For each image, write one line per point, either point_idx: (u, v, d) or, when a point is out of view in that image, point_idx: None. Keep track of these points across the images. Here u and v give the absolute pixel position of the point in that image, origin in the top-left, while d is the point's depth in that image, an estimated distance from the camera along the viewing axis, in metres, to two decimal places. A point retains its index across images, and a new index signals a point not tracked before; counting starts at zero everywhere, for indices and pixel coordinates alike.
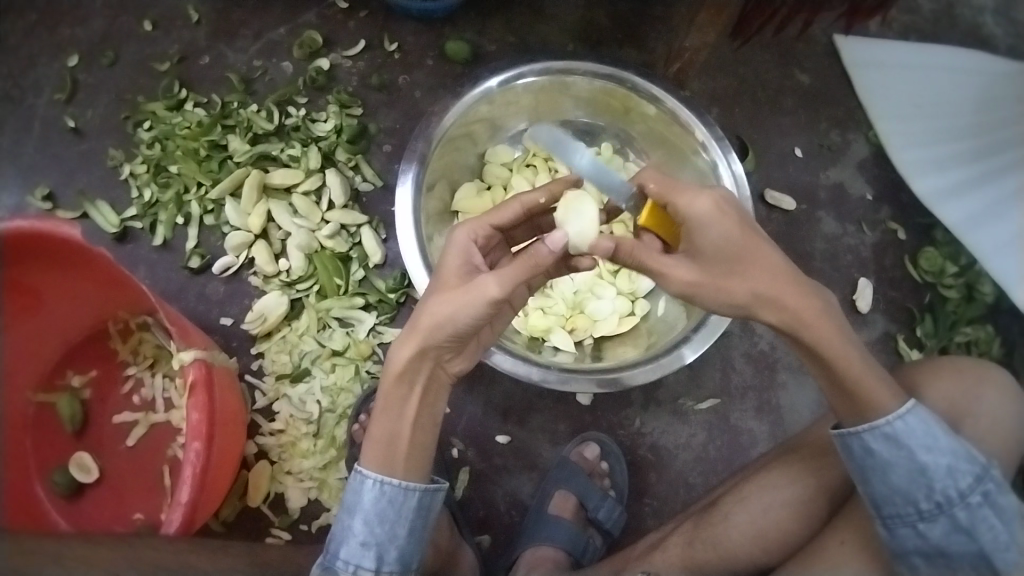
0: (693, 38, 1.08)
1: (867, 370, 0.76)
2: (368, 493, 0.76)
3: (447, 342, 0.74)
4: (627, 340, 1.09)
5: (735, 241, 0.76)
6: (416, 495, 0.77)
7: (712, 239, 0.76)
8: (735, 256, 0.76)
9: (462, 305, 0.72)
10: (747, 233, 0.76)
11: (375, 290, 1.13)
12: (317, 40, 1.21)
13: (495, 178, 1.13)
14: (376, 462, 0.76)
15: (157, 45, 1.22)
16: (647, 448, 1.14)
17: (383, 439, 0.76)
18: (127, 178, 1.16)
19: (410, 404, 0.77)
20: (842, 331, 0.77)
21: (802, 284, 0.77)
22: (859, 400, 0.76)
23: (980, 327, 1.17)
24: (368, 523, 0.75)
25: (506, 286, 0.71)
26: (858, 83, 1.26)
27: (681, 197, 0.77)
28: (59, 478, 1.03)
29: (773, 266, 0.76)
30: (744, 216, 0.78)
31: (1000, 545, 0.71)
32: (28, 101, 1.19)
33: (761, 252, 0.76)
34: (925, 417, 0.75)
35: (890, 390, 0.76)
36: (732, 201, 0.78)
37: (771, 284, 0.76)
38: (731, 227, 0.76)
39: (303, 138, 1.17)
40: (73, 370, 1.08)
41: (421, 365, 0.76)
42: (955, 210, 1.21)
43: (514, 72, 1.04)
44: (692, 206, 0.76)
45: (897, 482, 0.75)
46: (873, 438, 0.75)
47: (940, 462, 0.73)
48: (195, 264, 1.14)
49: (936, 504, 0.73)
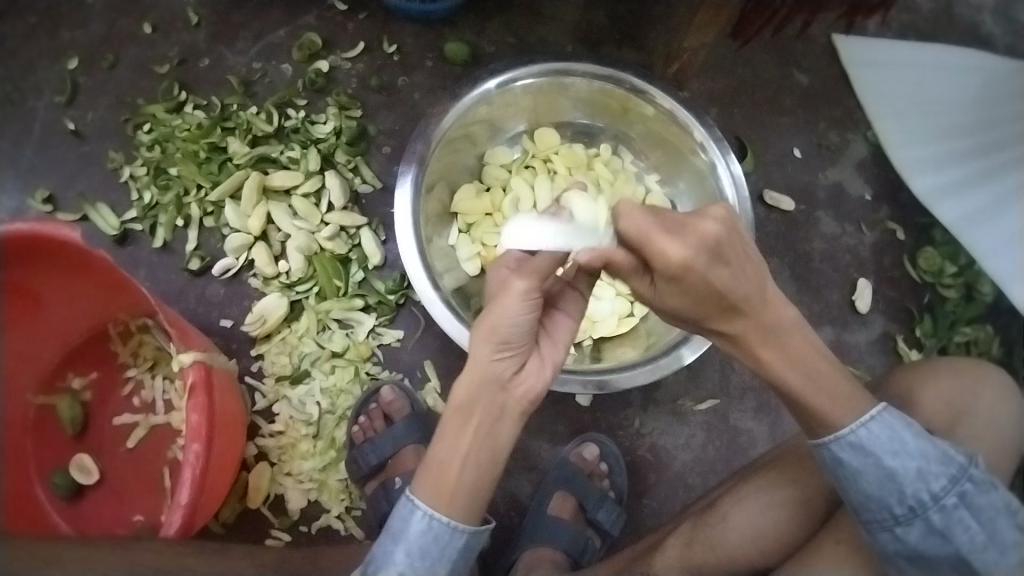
0: (692, 39, 1.08)
1: (807, 387, 0.74)
2: (416, 524, 0.73)
3: (499, 355, 0.72)
4: (626, 341, 1.10)
5: (699, 295, 0.69)
6: (463, 536, 0.74)
7: (680, 292, 0.69)
8: (710, 306, 0.69)
9: (501, 310, 0.70)
10: (713, 288, 0.68)
11: (374, 291, 1.13)
12: (316, 42, 1.21)
13: (494, 180, 1.13)
14: (429, 494, 0.73)
15: (156, 47, 1.22)
16: (646, 449, 1.14)
17: (434, 468, 0.73)
18: (127, 181, 1.17)
19: (468, 435, 0.72)
20: (788, 354, 0.74)
21: (760, 320, 0.72)
22: (814, 417, 0.76)
23: (979, 327, 1.18)
24: (410, 556, 0.73)
25: (531, 276, 0.70)
26: (857, 84, 1.27)
27: (650, 246, 0.66)
28: (60, 479, 1.03)
29: (736, 312, 0.70)
30: (727, 262, 0.68)
31: (976, 545, 0.71)
32: (28, 104, 1.19)
33: (730, 302, 0.69)
34: (891, 421, 0.74)
35: (835, 399, 0.75)
36: (717, 245, 0.67)
37: (738, 325, 0.72)
38: (695, 285, 0.67)
39: (302, 139, 1.17)
40: (74, 372, 1.08)
41: (480, 392, 0.72)
42: (953, 209, 1.21)
43: (511, 74, 1.05)
44: (661, 259, 0.66)
45: (869, 489, 0.74)
46: (840, 448, 0.75)
47: (909, 466, 0.73)
48: (195, 266, 1.14)
49: (909, 509, 0.73)
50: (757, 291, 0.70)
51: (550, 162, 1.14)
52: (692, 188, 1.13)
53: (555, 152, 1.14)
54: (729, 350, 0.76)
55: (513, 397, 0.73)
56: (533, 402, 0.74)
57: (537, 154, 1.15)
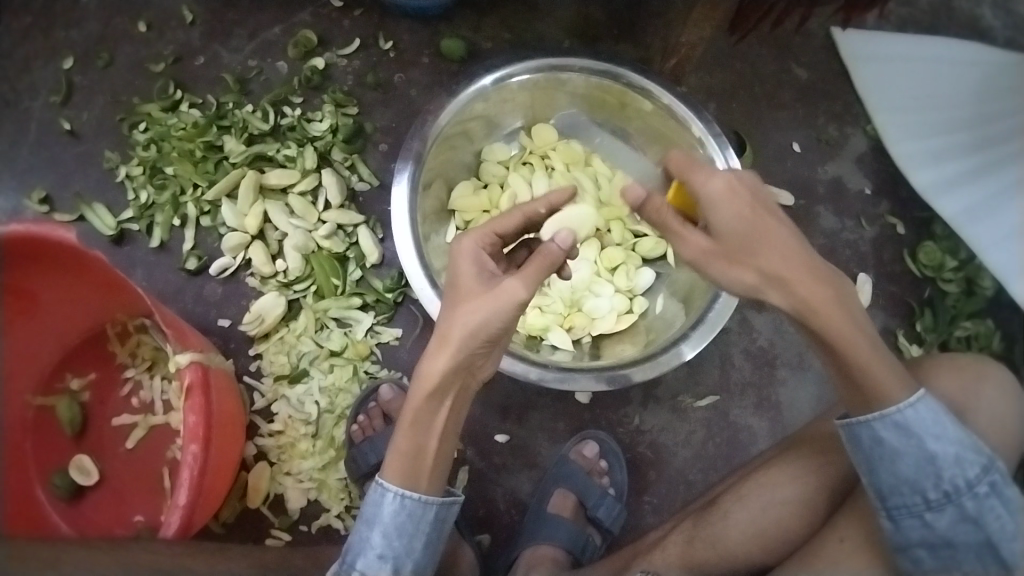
0: (690, 33, 1.07)
1: (874, 354, 0.74)
2: (389, 506, 0.75)
3: (480, 349, 0.74)
4: (625, 337, 1.10)
5: (746, 223, 0.74)
6: (434, 509, 0.77)
7: (726, 221, 0.75)
8: (752, 229, 0.74)
9: (494, 310, 0.73)
10: (763, 219, 0.75)
11: (372, 290, 1.13)
12: (312, 39, 1.20)
13: (492, 176, 1.12)
14: (399, 477, 0.76)
15: (152, 45, 1.21)
16: (646, 446, 1.14)
17: (409, 453, 0.76)
18: (123, 180, 1.16)
19: (439, 414, 0.76)
20: (852, 320, 0.74)
21: (820, 271, 0.75)
22: (871, 394, 0.74)
23: (980, 322, 1.18)
24: (388, 536, 0.75)
25: (530, 287, 0.74)
26: (856, 76, 1.25)
27: (694, 176, 0.77)
28: (59, 481, 1.03)
29: (789, 250, 0.74)
30: (757, 195, 0.76)
31: (1006, 533, 0.72)
32: (23, 104, 1.19)
33: (773, 238, 0.74)
34: (934, 407, 0.73)
35: (894, 372, 0.74)
36: (751, 186, 0.77)
37: (789, 275, 0.74)
38: (742, 208, 0.74)
39: (299, 137, 1.17)
40: (72, 373, 1.08)
41: (454, 376, 0.75)
42: (952, 202, 1.21)
43: (507, 69, 1.04)
44: (705, 185, 0.76)
45: (906, 471, 0.73)
46: (883, 427, 0.73)
47: (949, 452, 0.72)
48: (191, 265, 1.13)
49: (944, 494, 0.73)
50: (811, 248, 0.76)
51: (548, 159, 1.13)
52: None
53: (552, 148, 1.13)
54: (783, 299, 0.75)
55: (475, 379, 0.78)
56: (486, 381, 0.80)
57: (535, 151, 1.14)
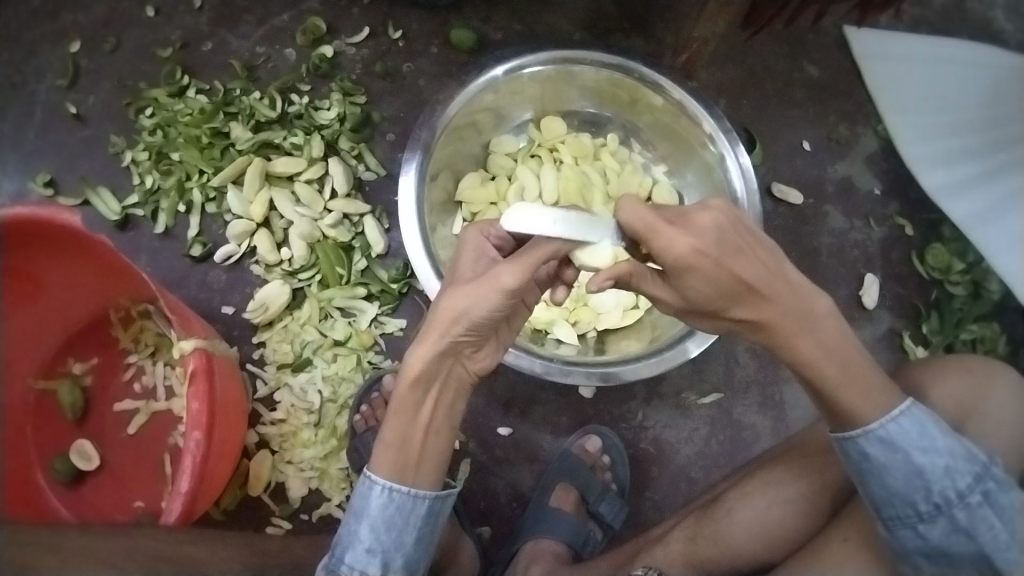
0: (702, 28, 1.06)
1: (841, 380, 0.74)
2: (377, 498, 0.75)
3: (465, 335, 0.74)
4: (631, 333, 1.09)
5: (718, 284, 0.70)
6: (426, 502, 0.77)
7: (692, 284, 0.70)
8: (726, 291, 0.70)
9: (477, 297, 0.72)
10: (728, 274, 0.69)
11: (378, 280, 1.13)
12: (321, 27, 1.19)
13: (500, 168, 1.12)
14: (389, 468, 0.76)
15: (159, 30, 1.20)
16: (649, 442, 1.14)
17: (395, 443, 0.76)
18: (129, 165, 1.16)
19: (423, 405, 0.77)
20: (818, 339, 0.74)
21: (789, 294, 0.72)
22: (840, 412, 0.75)
23: (986, 325, 1.17)
24: (375, 529, 0.75)
25: (518, 275, 0.70)
26: (868, 76, 1.24)
27: (655, 240, 0.67)
28: (60, 465, 1.03)
29: (762, 283, 0.70)
30: (726, 236, 0.69)
31: (1000, 543, 0.71)
32: (29, 87, 1.18)
33: (750, 285, 0.70)
34: (920, 417, 0.74)
35: (865, 393, 0.74)
36: (718, 228, 0.68)
37: (757, 311, 0.73)
38: (708, 273, 0.68)
39: (306, 125, 1.16)
40: (74, 357, 1.07)
41: (441, 362, 0.76)
42: (961, 205, 1.20)
43: (519, 60, 1.03)
44: (667, 252, 0.68)
45: (895, 484, 0.73)
46: (868, 443, 0.74)
47: (937, 464, 0.72)
48: (196, 252, 1.13)
49: (935, 506, 0.73)
50: (784, 273, 0.72)
51: (556, 151, 1.12)
52: (700, 181, 1.12)
53: (561, 141, 1.13)
54: (759, 333, 0.76)
55: (466, 370, 0.79)
56: (481, 373, 0.81)
57: (544, 143, 1.13)
